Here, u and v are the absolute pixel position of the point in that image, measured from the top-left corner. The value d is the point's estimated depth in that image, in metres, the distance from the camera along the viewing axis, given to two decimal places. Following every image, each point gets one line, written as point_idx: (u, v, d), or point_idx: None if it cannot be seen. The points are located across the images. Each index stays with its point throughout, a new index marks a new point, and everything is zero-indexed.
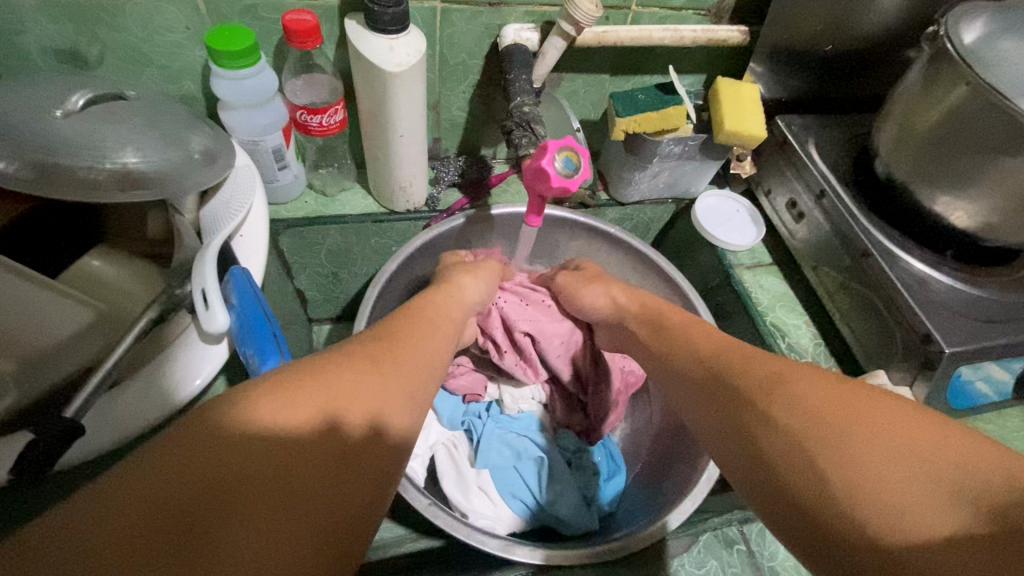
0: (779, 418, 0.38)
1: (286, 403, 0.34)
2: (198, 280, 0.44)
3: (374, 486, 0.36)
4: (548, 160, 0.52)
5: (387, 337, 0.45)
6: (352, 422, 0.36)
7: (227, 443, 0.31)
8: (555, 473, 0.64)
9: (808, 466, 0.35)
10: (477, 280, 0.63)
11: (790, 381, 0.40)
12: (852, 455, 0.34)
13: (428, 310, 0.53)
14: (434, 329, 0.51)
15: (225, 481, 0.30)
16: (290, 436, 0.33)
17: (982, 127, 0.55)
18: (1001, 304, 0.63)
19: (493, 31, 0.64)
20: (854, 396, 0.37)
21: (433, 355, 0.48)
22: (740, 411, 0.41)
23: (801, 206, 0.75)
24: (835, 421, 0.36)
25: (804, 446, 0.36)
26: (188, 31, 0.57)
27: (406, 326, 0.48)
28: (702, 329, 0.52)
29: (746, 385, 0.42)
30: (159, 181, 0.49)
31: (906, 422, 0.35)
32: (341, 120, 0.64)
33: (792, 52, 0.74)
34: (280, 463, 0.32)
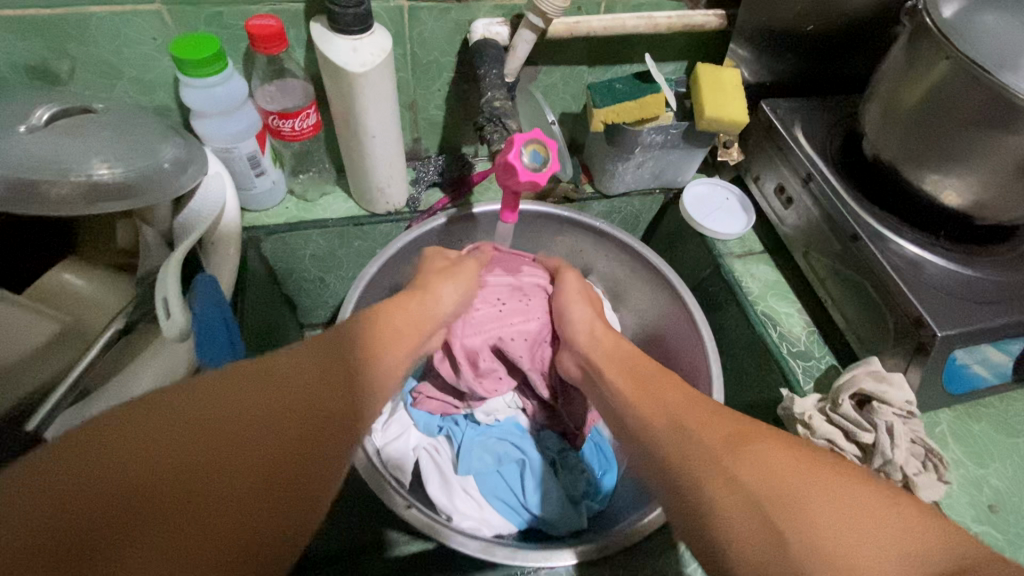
0: (741, 477, 0.38)
1: (223, 405, 0.34)
2: (161, 288, 0.44)
3: (311, 496, 0.35)
4: (514, 154, 0.51)
5: (347, 342, 0.43)
6: (293, 427, 0.35)
7: (151, 444, 0.30)
8: (538, 474, 0.64)
9: (763, 519, 0.36)
10: (455, 286, 0.59)
11: (754, 442, 0.40)
12: (817, 529, 0.35)
13: (393, 316, 0.50)
14: (398, 335, 0.49)
15: (143, 484, 0.29)
16: (221, 441, 0.32)
17: (965, 102, 0.53)
18: (997, 283, 0.61)
19: (463, 27, 0.64)
20: (806, 465, 0.38)
21: (394, 365, 0.46)
22: (704, 464, 0.40)
23: (789, 190, 0.73)
24: (795, 489, 0.37)
25: (764, 504, 0.36)
26: (156, 42, 0.57)
27: (370, 331, 0.46)
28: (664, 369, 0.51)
29: (715, 436, 0.41)
30: (128, 192, 0.50)
31: (849, 481, 0.37)
32: (314, 124, 0.64)
33: (775, 33, 0.72)
34: (206, 469, 0.31)
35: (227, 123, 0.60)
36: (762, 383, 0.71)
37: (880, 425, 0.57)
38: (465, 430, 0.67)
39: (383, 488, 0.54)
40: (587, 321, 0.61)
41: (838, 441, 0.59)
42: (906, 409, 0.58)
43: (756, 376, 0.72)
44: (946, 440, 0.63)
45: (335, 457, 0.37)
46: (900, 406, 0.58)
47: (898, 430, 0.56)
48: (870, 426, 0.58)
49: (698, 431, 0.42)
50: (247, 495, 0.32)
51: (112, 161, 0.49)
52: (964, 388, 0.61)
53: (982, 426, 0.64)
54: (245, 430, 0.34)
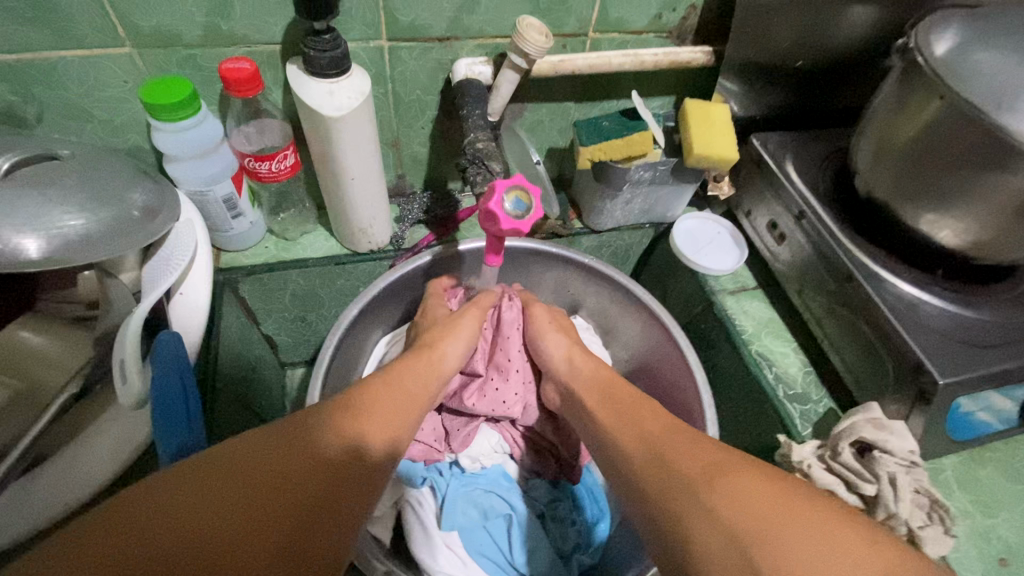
0: (719, 511, 0.37)
1: (248, 465, 0.36)
2: (117, 351, 0.41)
3: (324, 552, 0.37)
4: (495, 202, 0.50)
5: (357, 401, 0.45)
6: (313, 483, 0.38)
7: (185, 505, 0.33)
8: (526, 529, 0.61)
9: (739, 556, 0.34)
10: (460, 343, 0.60)
11: (734, 472, 0.39)
12: (789, 567, 0.33)
13: (406, 376, 0.51)
14: (413, 391, 0.50)
15: (178, 543, 0.31)
16: (243, 501, 0.34)
17: (960, 142, 0.52)
18: (1000, 325, 0.59)
19: (446, 66, 0.63)
20: (792, 500, 0.37)
21: (406, 422, 0.47)
22: (681, 498, 0.39)
23: (781, 226, 0.71)
24: (774, 526, 0.35)
25: (740, 540, 0.35)
26: (127, 84, 0.56)
27: (386, 388, 0.48)
28: (650, 406, 0.49)
29: (695, 467, 0.41)
30: (94, 244, 0.48)
31: (831, 521, 0.35)
32: (293, 164, 0.62)
33: (763, 68, 0.71)
34: (232, 528, 0.33)
35: (201, 165, 0.58)
36: (759, 426, 0.68)
37: (882, 476, 0.54)
38: (449, 480, 0.63)
39: (362, 554, 0.51)
40: (564, 351, 0.61)
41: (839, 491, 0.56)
42: (910, 459, 0.55)
43: (752, 417, 0.69)
44: (951, 488, 0.60)
45: (346, 517, 0.39)
46: (903, 456, 0.55)
47: (902, 482, 0.54)
48: (872, 476, 0.55)
49: (676, 461, 0.42)
50: (264, 555, 0.34)
51: (76, 212, 0.48)
52: (969, 434, 0.59)
53: (988, 472, 0.62)
54: (265, 490, 0.36)
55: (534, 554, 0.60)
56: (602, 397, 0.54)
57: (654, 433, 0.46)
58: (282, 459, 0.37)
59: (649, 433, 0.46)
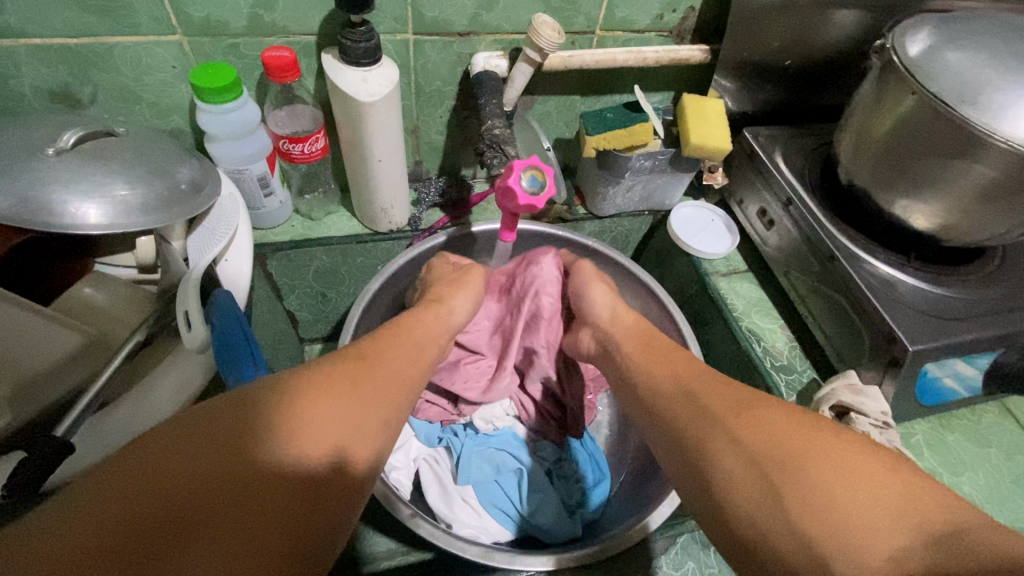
0: (743, 437, 0.43)
1: (263, 422, 0.37)
2: (181, 303, 0.46)
3: (337, 505, 0.39)
4: (514, 179, 0.55)
5: (369, 354, 0.48)
6: (329, 430, 0.40)
7: (199, 459, 0.34)
8: (534, 483, 0.66)
9: (764, 480, 0.40)
10: (467, 295, 0.65)
11: (755, 407, 0.45)
12: (809, 488, 0.38)
13: (413, 329, 0.56)
14: (418, 351, 0.54)
15: (201, 490, 0.33)
16: (258, 460, 0.35)
17: (932, 133, 0.58)
18: (965, 301, 0.65)
19: (465, 59, 0.68)
20: (812, 432, 0.42)
21: (411, 378, 0.50)
22: (706, 427, 0.45)
23: (770, 213, 0.77)
24: (796, 449, 0.40)
25: (764, 467, 0.40)
26: (175, 69, 0.61)
27: (390, 346, 0.51)
28: (662, 359, 0.55)
29: (722, 400, 0.46)
30: (148, 212, 0.52)
31: (859, 460, 0.39)
32: (323, 147, 0.67)
33: (755, 67, 0.77)
34: (246, 482, 0.34)
35: (238, 146, 0.63)
36: None
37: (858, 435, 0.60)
38: (464, 440, 0.70)
39: (389, 500, 0.56)
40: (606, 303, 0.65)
41: None
42: (883, 419, 0.61)
43: None
44: (922, 450, 0.66)
45: (357, 471, 0.41)
46: (877, 417, 0.61)
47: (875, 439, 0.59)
48: None
49: (706, 397, 0.48)
50: (288, 496, 0.36)
51: (132, 182, 0.52)
52: (937, 399, 0.65)
53: (955, 437, 0.68)
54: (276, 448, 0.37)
55: (541, 507, 0.64)
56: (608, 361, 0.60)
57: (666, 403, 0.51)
58: (291, 417, 0.39)
59: (661, 394, 0.51)
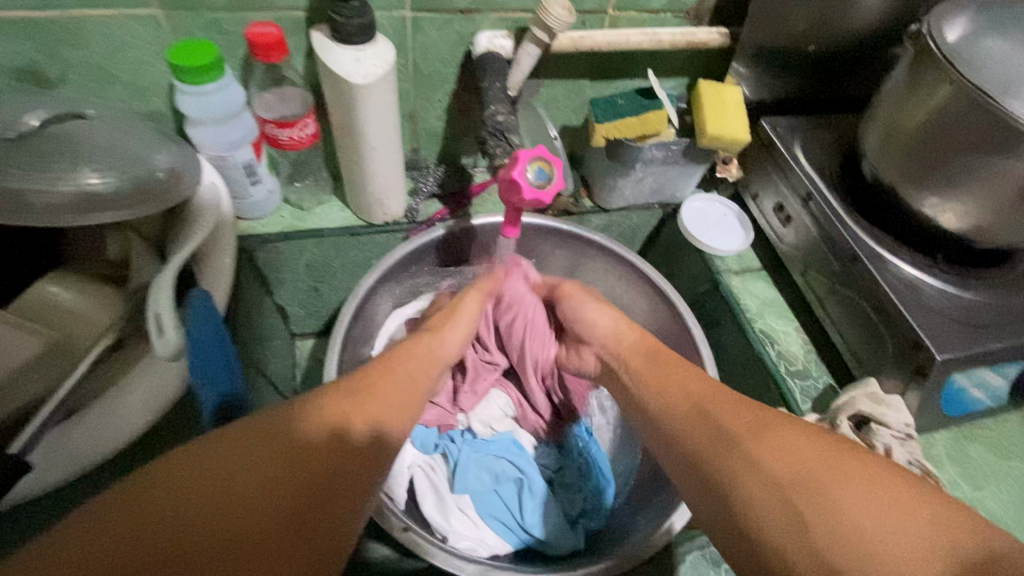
0: (765, 463, 0.39)
1: (248, 461, 0.35)
2: (152, 303, 0.42)
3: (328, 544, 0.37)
4: (519, 171, 0.51)
5: (365, 380, 0.45)
6: (319, 468, 0.37)
7: (179, 506, 0.32)
8: (535, 493, 0.64)
9: (786, 504, 0.37)
10: (458, 331, 0.59)
11: (772, 429, 0.41)
12: (836, 512, 0.35)
13: (412, 356, 0.52)
14: (417, 378, 0.50)
15: (179, 538, 0.31)
16: (242, 504, 0.34)
17: (969, 126, 0.54)
18: (995, 306, 0.61)
19: (467, 39, 0.63)
20: (838, 451, 0.39)
21: (408, 406, 0.46)
22: (722, 454, 0.42)
23: (788, 209, 0.73)
24: (824, 473, 0.37)
25: (786, 489, 0.37)
26: (151, 46, 0.56)
27: (389, 369, 0.48)
28: (669, 371, 0.51)
29: (735, 421, 0.43)
30: (120, 203, 0.48)
31: (885, 482, 0.36)
32: (313, 132, 0.63)
33: (776, 52, 0.72)
34: (231, 520, 0.33)
35: (222, 131, 0.59)
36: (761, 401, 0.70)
37: (879, 448, 0.57)
38: (461, 447, 0.67)
39: (381, 512, 0.52)
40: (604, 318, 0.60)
41: None
42: (905, 432, 0.58)
43: (754, 395, 0.72)
44: (942, 462, 0.63)
45: (351, 507, 0.39)
46: (899, 429, 0.58)
47: (897, 453, 0.56)
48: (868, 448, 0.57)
49: (719, 414, 0.44)
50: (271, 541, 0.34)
51: (103, 170, 0.48)
52: (961, 410, 0.61)
53: (976, 448, 0.65)
54: (267, 482, 0.35)
55: (544, 517, 0.62)
56: (619, 368, 0.56)
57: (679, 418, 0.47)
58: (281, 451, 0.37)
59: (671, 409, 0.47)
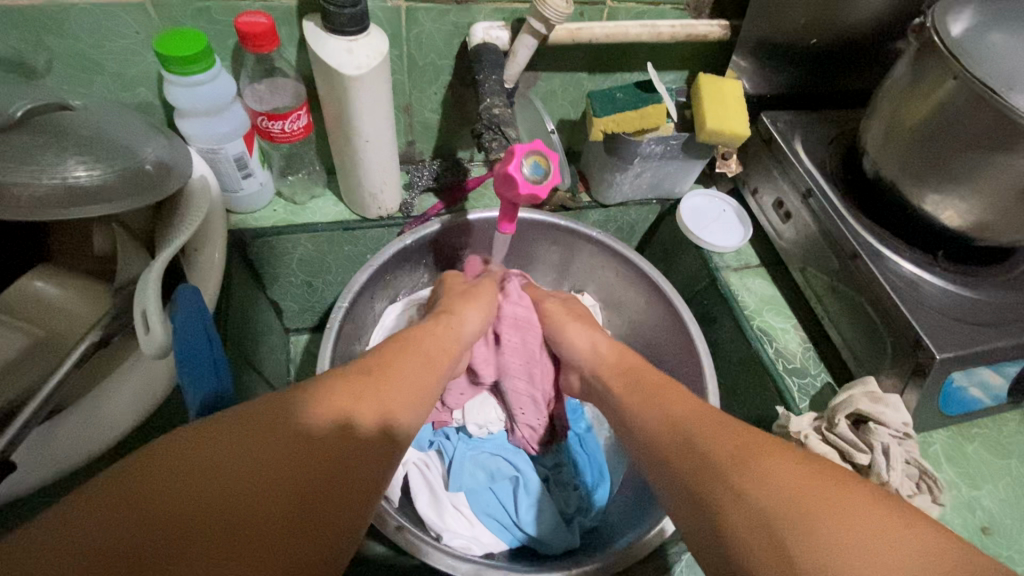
0: (750, 495, 0.37)
1: (258, 441, 0.35)
2: (139, 300, 0.41)
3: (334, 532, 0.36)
4: (514, 165, 0.50)
5: (376, 367, 0.44)
6: (328, 452, 0.37)
7: (187, 480, 0.32)
8: (530, 491, 0.63)
9: (772, 542, 0.35)
10: (477, 311, 0.61)
11: (763, 459, 0.39)
12: (822, 550, 0.33)
13: (422, 342, 0.51)
14: (428, 365, 0.49)
15: (186, 513, 0.31)
16: (251, 483, 0.33)
17: (971, 122, 0.53)
18: (995, 305, 0.61)
19: (462, 30, 0.62)
20: (823, 482, 0.37)
21: (417, 398, 0.45)
22: (710, 479, 0.40)
23: (787, 205, 0.72)
24: (812, 508, 0.35)
25: (770, 523, 0.35)
26: (139, 36, 0.55)
27: (400, 358, 0.47)
28: (668, 392, 0.50)
29: (724, 446, 0.41)
30: (108, 196, 0.46)
31: (868, 512, 0.35)
32: (306, 125, 0.62)
33: (777, 45, 0.71)
34: (239, 498, 0.33)
35: (212, 123, 0.57)
36: (758, 399, 0.70)
37: (876, 447, 0.56)
38: (457, 444, 0.66)
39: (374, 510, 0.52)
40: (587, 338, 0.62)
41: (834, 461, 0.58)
42: (903, 431, 0.57)
43: (752, 393, 0.71)
44: (940, 461, 0.63)
45: (359, 495, 0.38)
46: (896, 428, 0.57)
47: (895, 452, 0.56)
48: (866, 447, 0.57)
49: (705, 445, 0.42)
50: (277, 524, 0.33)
51: (90, 162, 0.47)
52: (960, 409, 0.61)
53: (974, 447, 0.64)
54: (274, 467, 0.34)
55: (540, 515, 0.61)
56: (616, 379, 0.55)
57: (675, 418, 0.47)
58: (288, 439, 0.36)
59: (670, 420, 0.47)
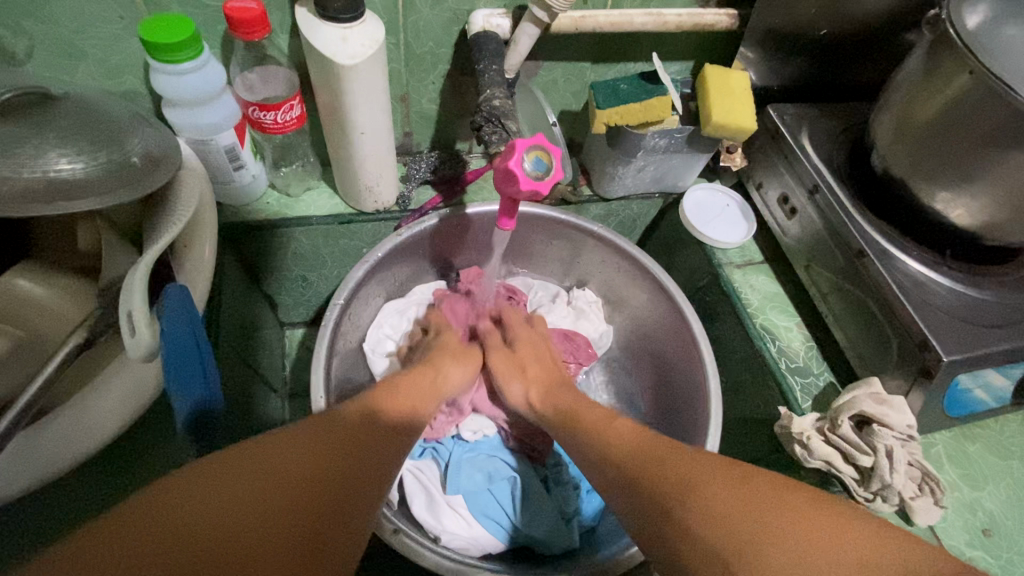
0: (694, 529, 0.35)
1: (266, 465, 0.33)
2: (124, 301, 0.39)
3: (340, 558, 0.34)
4: (515, 160, 0.49)
5: (368, 402, 0.45)
6: (335, 474, 0.36)
7: (198, 505, 0.30)
8: (529, 492, 0.63)
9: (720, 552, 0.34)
10: (459, 366, 0.61)
11: (699, 483, 0.38)
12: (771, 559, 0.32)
13: (410, 379, 0.52)
14: (414, 399, 0.50)
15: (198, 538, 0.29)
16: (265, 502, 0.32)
17: (984, 117, 0.51)
18: (1002, 306, 0.60)
19: (462, 17, 0.60)
20: (770, 493, 0.36)
21: (407, 427, 0.46)
22: (663, 512, 0.38)
23: (793, 201, 0.71)
24: (754, 526, 0.34)
25: (721, 536, 0.34)
26: (124, 21, 0.53)
27: (391, 394, 0.48)
28: None
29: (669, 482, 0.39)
30: (92, 189, 0.44)
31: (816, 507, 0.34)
32: (299, 115, 0.59)
33: (786, 37, 0.69)
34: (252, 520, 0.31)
35: (201, 113, 0.55)
36: (759, 397, 0.69)
37: (880, 449, 0.56)
38: (452, 447, 0.66)
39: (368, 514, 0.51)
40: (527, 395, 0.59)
41: (835, 463, 0.57)
42: (907, 433, 0.57)
43: (752, 391, 0.71)
44: (942, 462, 0.62)
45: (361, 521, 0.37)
46: (901, 430, 0.56)
47: (898, 454, 0.55)
48: (869, 449, 0.56)
49: (654, 478, 0.40)
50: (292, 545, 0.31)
51: (73, 155, 0.45)
52: (964, 411, 0.60)
53: (977, 447, 0.64)
54: (288, 486, 0.33)
55: (537, 517, 0.61)
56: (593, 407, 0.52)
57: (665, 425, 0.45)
58: (297, 462, 0.35)
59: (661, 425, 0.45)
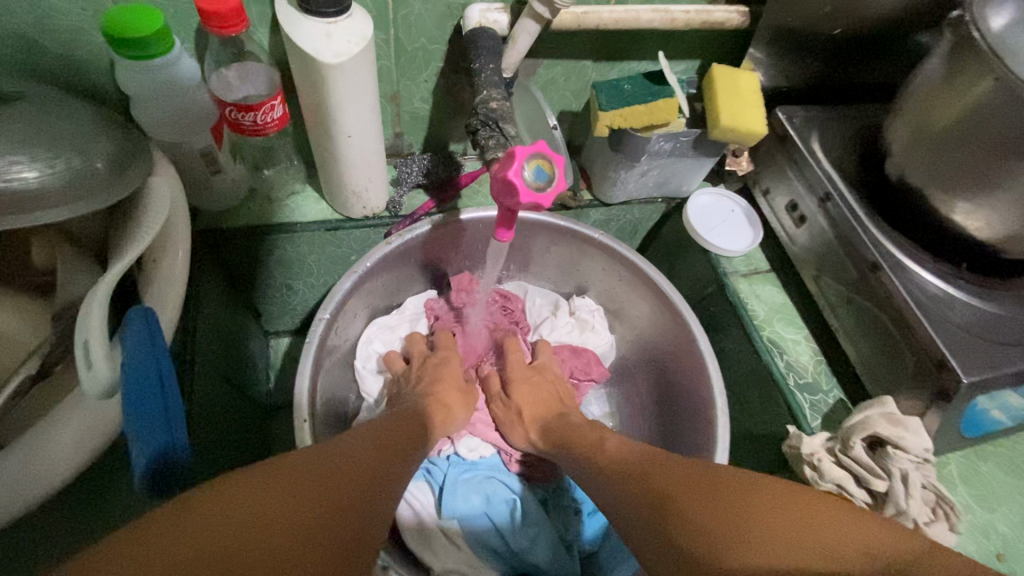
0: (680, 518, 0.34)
1: (294, 483, 0.30)
2: (79, 330, 0.37)
3: None
4: (514, 170, 0.45)
5: (372, 435, 0.42)
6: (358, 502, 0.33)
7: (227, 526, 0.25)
8: (528, 516, 0.60)
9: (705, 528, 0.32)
10: (464, 408, 0.61)
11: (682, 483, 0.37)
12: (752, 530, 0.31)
13: (408, 419, 0.50)
14: (412, 436, 0.47)
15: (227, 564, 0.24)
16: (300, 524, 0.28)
17: (1009, 124, 0.48)
18: (1019, 321, 0.57)
19: (456, 11, 0.56)
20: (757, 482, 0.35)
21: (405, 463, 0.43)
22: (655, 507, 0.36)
23: (802, 208, 0.68)
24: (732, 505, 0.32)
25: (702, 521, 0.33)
26: (86, 12, 0.48)
27: (391, 430, 0.46)
28: None
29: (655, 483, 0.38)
30: (49, 201, 0.40)
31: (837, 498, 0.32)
32: (281, 116, 0.55)
33: (797, 36, 0.66)
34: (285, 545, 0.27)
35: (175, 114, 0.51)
36: (766, 414, 0.67)
37: (894, 473, 0.53)
38: (447, 467, 0.63)
39: None
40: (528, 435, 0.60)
41: (848, 486, 0.55)
42: (922, 456, 0.54)
43: (758, 406, 0.68)
44: (955, 483, 0.60)
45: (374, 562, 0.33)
46: (916, 453, 0.54)
47: (913, 479, 0.53)
48: (883, 473, 0.54)
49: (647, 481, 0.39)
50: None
51: (30, 163, 0.40)
52: (980, 432, 0.58)
53: (989, 466, 0.62)
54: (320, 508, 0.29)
55: (536, 542, 0.59)
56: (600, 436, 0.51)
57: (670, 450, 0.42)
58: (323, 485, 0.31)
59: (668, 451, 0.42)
